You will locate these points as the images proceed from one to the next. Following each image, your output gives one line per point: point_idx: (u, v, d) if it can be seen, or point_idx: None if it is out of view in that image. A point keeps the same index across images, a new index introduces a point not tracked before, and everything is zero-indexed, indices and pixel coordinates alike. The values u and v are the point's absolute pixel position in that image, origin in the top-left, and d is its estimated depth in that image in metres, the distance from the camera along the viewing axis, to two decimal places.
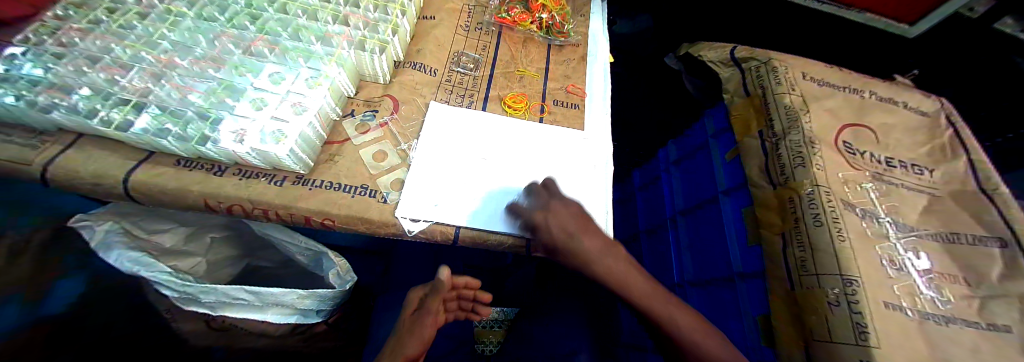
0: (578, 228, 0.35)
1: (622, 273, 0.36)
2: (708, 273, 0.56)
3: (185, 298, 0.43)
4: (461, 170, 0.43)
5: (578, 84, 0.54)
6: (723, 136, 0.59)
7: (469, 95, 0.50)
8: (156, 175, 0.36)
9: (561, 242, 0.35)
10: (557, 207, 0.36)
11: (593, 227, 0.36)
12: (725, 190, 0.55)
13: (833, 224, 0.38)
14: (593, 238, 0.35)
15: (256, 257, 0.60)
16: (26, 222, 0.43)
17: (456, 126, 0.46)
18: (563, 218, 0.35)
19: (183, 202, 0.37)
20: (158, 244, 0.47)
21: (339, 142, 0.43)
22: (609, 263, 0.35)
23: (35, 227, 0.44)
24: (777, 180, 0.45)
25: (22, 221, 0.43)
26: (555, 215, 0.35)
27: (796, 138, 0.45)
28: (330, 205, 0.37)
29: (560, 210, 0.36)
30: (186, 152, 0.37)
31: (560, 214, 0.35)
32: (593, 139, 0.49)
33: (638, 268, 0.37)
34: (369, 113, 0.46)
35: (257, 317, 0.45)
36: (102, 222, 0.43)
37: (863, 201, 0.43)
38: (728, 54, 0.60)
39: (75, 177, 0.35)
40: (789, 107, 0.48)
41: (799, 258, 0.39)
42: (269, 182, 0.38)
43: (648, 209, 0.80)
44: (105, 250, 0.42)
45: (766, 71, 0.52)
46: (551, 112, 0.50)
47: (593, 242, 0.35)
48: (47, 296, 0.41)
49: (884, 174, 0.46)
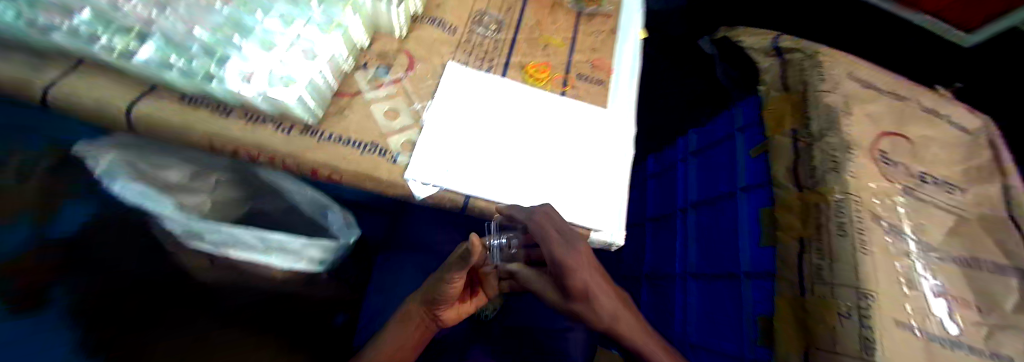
0: (583, 278, 0.35)
1: (614, 311, 0.38)
2: (714, 267, 0.57)
3: (188, 235, 0.43)
4: (476, 139, 0.41)
5: (605, 59, 0.51)
6: (750, 130, 0.56)
7: (489, 59, 0.47)
8: (162, 111, 0.35)
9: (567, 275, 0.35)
10: (566, 254, 0.34)
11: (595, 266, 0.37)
12: (744, 187, 0.54)
13: (857, 235, 0.36)
14: (594, 275, 0.36)
15: (259, 202, 0.59)
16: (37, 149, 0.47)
17: (472, 91, 0.43)
18: (572, 269, 0.35)
19: (189, 141, 0.36)
20: (164, 179, 0.48)
21: (350, 95, 0.41)
22: (603, 300, 0.38)
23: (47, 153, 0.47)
24: (805, 183, 0.43)
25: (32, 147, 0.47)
26: (562, 260, 0.34)
27: (834, 141, 0.41)
28: (338, 160, 0.36)
29: (570, 259, 0.34)
30: (192, 89, 0.35)
31: (569, 245, 0.35)
32: (615, 120, 0.46)
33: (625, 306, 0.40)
34: (383, 68, 0.43)
35: (261, 261, 0.45)
36: (105, 154, 0.44)
37: (890, 214, 0.41)
38: (771, 42, 0.55)
39: (79, 103, 0.34)
40: (829, 108, 0.43)
41: (816, 266, 0.39)
42: (276, 129, 0.37)
43: (659, 198, 0.80)
44: (108, 178, 0.43)
45: (810, 65, 0.48)
46: (574, 87, 0.47)
47: (593, 280, 0.36)
48: (53, 218, 0.41)
49: (916, 190, 0.43)
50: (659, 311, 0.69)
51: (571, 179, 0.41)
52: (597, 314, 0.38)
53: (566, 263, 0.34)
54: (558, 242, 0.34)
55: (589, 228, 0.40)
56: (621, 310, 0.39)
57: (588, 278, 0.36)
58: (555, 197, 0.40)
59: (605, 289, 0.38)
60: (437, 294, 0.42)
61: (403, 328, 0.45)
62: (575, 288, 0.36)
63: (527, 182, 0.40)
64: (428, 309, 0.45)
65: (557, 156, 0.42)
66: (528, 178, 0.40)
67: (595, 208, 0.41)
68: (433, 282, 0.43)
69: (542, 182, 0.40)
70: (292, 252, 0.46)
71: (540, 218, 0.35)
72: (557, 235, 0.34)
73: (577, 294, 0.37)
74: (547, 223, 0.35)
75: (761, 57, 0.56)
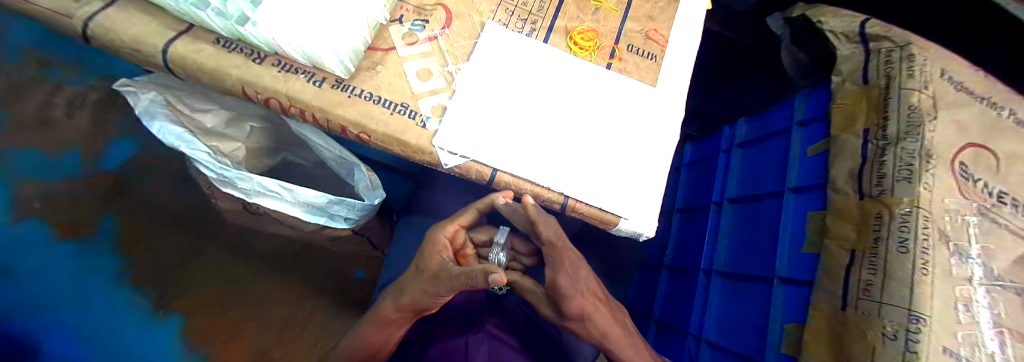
0: (579, 304, 0.38)
1: (608, 328, 0.40)
2: (745, 269, 0.58)
3: (222, 181, 0.44)
4: (509, 110, 0.38)
5: (661, 30, 0.46)
6: (812, 126, 0.53)
7: (533, 21, 0.43)
8: (195, 51, 0.34)
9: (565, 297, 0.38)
10: (565, 281, 0.38)
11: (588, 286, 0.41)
12: (794, 188, 0.52)
13: (920, 254, 0.32)
14: (586, 296, 0.39)
15: (291, 153, 0.66)
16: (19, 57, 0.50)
17: (508, 55, 0.40)
18: (569, 294, 0.38)
19: (222, 86, 0.36)
20: (200, 123, 0.49)
21: (384, 51, 0.39)
22: (598, 322, 0.40)
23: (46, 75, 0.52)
24: (869, 191, 0.39)
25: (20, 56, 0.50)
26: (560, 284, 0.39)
27: (912, 147, 0.36)
28: (367, 118, 0.35)
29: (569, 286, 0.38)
30: (225, 30, 0.34)
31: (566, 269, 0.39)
32: (663, 101, 0.43)
33: (620, 325, 0.42)
34: (420, 23, 0.41)
35: (290, 212, 0.47)
36: (146, 91, 0.44)
37: (958, 234, 0.35)
38: (857, 26, 0.48)
39: (116, 37, 0.34)
40: (915, 107, 0.37)
41: (865, 280, 0.36)
42: (308, 81, 0.35)
43: (694, 189, 0.81)
44: (146, 117, 0.43)
45: (899, 57, 0.41)
46: (622, 59, 0.43)
47: (587, 300, 0.39)
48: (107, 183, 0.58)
49: (990, 210, 0.37)
50: (676, 299, 0.71)
51: (607, 162, 0.39)
52: (589, 331, 0.40)
53: (562, 288, 0.38)
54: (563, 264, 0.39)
55: (618, 216, 0.38)
56: (614, 328, 0.40)
57: (582, 304, 0.39)
58: (588, 178, 0.38)
59: (600, 310, 0.40)
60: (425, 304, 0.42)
61: (382, 330, 0.45)
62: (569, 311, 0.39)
63: (560, 159, 0.38)
64: (406, 314, 0.45)
65: (595, 136, 0.39)
66: (561, 156, 0.38)
67: (629, 194, 0.39)
68: (416, 292, 0.42)
69: (576, 162, 0.38)
70: (318, 206, 0.47)
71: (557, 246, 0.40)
72: (567, 260, 0.40)
73: (569, 315, 0.40)
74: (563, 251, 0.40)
75: (842, 42, 0.50)
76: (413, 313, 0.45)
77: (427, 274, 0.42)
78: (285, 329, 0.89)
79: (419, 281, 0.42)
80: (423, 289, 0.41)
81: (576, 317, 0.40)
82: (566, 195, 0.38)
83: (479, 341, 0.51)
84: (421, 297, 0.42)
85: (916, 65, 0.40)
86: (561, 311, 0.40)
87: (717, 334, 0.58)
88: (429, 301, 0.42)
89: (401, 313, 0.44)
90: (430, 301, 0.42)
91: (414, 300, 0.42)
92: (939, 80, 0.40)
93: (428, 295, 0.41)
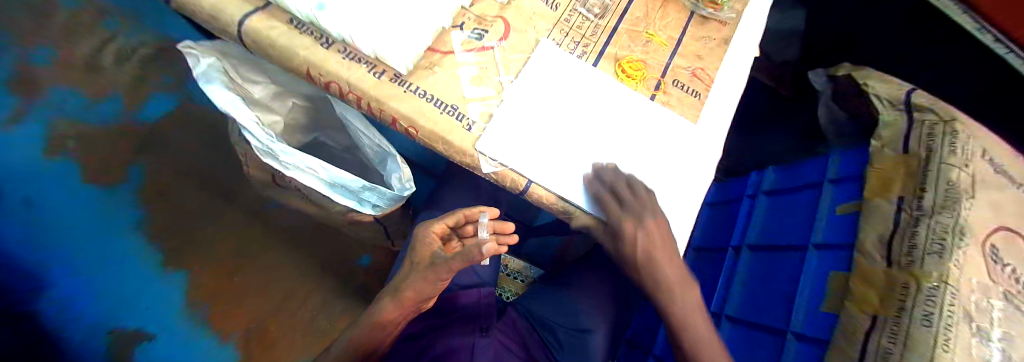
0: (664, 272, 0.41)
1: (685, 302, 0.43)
2: (756, 315, 0.58)
3: (264, 152, 0.46)
4: (552, 125, 0.39)
5: (707, 69, 0.47)
6: (843, 185, 0.53)
7: (585, 44, 0.44)
8: (269, 28, 0.36)
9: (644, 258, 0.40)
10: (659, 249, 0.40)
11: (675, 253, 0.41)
12: (817, 243, 0.53)
13: (944, 330, 0.32)
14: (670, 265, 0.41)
15: (323, 134, 0.70)
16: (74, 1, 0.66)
17: (557, 73, 0.41)
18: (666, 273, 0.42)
19: (287, 63, 0.37)
20: (250, 94, 0.52)
21: (442, 53, 0.40)
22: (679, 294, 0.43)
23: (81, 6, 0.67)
24: (898, 260, 0.39)
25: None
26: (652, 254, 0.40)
27: (946, 222, 0.36)
28: (418, 114, 0.36)
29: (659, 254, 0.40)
30: (301, 13, 0.36)
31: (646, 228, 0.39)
32: (701, 139, 0.43)
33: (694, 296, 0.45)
34: (478, 31, 0.42)
35: (323, 190, 0.49)
36: (207, 57, 0.46)
37: (981, 316, 0.35)
38: (903, 94, 0.48)
39: (197, 4, 0.36)
40: (953, 183, 0.37)
41: (884, 349, 0.36)
42: (368, 72, 0.37)
43: (712, 230, 0.82)
44: (205, 80, 0.45)
45: (942, 131, 0.41)
46: (666, 93, 0.44)
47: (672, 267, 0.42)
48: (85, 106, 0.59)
49: (1016, 298, 0.36)
50: None
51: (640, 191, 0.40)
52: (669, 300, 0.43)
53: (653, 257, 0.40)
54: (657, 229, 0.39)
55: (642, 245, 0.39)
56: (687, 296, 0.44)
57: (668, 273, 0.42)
58: None
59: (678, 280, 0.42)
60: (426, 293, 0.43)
61: (379, 331, 0.44)
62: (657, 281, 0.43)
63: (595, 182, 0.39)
64: (404, 308, 0.44)
65: (631, 163, 0.40)
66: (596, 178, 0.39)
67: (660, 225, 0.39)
68: (418, 280, 0.42)
69: None
70: (350, 189, 0.49)
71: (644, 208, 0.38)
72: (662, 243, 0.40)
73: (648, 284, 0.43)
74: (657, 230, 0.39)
75: (886, 108, 0.50)
76: (412, 306, 0.44)
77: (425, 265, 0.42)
78: (285, 299, 0.83)
79: (420, 270, 0.42)
80: (424, 277, 0.41)
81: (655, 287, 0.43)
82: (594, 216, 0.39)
83: (485, 347, 0.51)
84: (423, 287, 0.42)
85: (960, 141, 0.39)
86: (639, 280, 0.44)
87: None
88: (429, 289, 0.43)
89: (402, 307, 0.43)
90: (430, 290, 0.42)
91: (415, 290, 0.42)
92: (981, 160, 0.39)
93: (429, 282, 0.42)
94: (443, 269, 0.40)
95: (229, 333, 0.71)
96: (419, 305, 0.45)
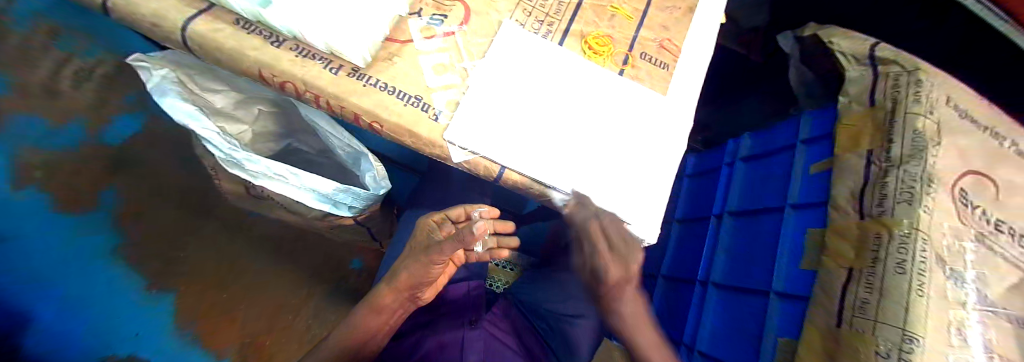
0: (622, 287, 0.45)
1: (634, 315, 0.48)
2: (742, 280, 0.59)
3: (230, 162, 0.45)
4: (522, 109, 0.39)
5: (674, 40, 0.46)
6: (816, 144, 0.54)
7: (549, 23, 0.44)
8: (214, 31, 0.34)
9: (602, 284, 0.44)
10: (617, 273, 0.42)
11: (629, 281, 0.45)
12: (794, 204, 0.54)
13: (918, 275, 0.33)
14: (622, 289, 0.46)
15: (297, 140, 0.69)
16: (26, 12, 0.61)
17: (522, 54, 0.40)
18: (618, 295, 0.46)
19: (239, 67, 0.36)
20: (210, 103, 0.51)
21: (400, 43, 0.39)
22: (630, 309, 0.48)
23: (33, 18, 0.62)
24: (870, 210, 0.40)
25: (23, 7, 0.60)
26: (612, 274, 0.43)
27: (914, 171, 0.37)
28: (380, 108, 0.35)
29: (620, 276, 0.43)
30: (246, 12, 0.34)
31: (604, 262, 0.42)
32: (671, 110, 0.43)
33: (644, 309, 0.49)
34: (437, 18, 0.41)
35: (296, 196, 0.48)
36: (159, 68, 0.45)
37: (954, 258, 0.35)
38: (865, 48, 0.49)
39: (136, 11, 0.34)
40: (919, 132, 0.38)
41: (860, 298, 0.37)
42: (324, 68, 0.35)
43: (694, 201, 0.82)
44: (158, 93, 0.43)
45: (907, 81, 0.41)
46: (634, 66, 0.44)
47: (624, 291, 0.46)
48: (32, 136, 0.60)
49: (987, 238, 0.37)
50: (673, 307, 0.73)
51: (614, 168, 0.39)
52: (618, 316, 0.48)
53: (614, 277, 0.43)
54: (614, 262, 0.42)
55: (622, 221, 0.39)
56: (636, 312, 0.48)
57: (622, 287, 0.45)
58: (594, 183, 0.39)
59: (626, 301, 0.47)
60: (419, 279, 0.42)
61: (376, 315, 0.45)
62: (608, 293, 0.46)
63: (569, 162, 0.38)
64: (399, 294, 0.45)
65: (604, 140, 0.40)
66: (570, 158, 0.38)
67: (635, 199, 0.39)
68: (411, 267, 0.42)
69: (583, 166, 0.38)
70: (323, 193, 0.47)
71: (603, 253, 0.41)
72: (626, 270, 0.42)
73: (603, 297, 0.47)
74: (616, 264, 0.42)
75: (851, 64, 0.50)
76: (406, 292, 0.44)
77: (422, 249, 0.42)
78: (277, 312, 0.95)
79: (415, 255, 0.42)
80: (418, 261, 0.41)
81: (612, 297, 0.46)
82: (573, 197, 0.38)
83: (474, 338, 0.50)
84: (414, 274, 0.42)
85: (924, 89, 0.40)
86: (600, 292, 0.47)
87: (711, 345, 0.60)
88: (425, 274, 0.42)
89: (395, 293, 0.44)
90: (423, 274, 0.42)
91: (409, 274, 0.42)
92: (945, 106, 0.40)
93: (421, 267, 0.41)
94: (436, 255, 0.39)
95: (223, 351, 0.83)
96: (414, 293, 0.45)
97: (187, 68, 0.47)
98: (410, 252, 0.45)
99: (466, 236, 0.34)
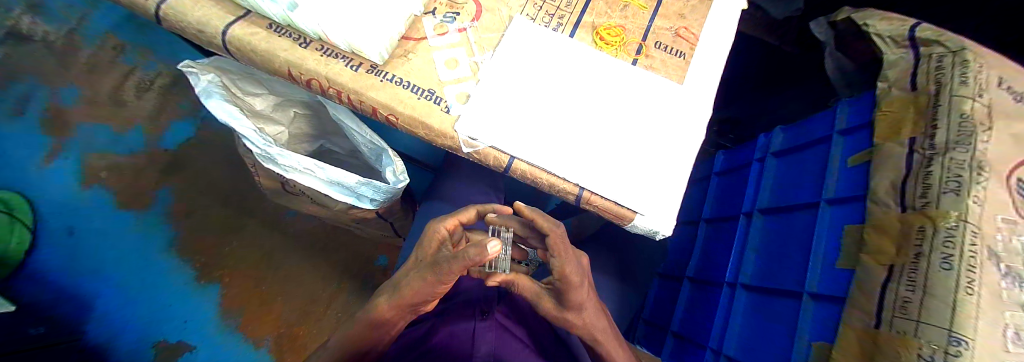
0: (581, 293, 0.37)
1: (610, 348, 0.45)
2: (773, 282, 0.56)
3: (264, 156, 0.48)
4: (533, 98, 0.39)
5: (692, 28, 0.45)
6: (855, 136, 0.50)
7: (560, 16, 0.44)
8: (251, 34, 0.38)
9: (572, 313, 0.39)
10: (572, 271, 0.36)
11: (592, 303, 0.42)
12: (829, 199, 0.51)
13: (966, 272, 0.30)
14: (593, 318, 0.42)
15: (328, 141, 0.73)
16: (94, 34, 0.93)
17: (533, 46, 0.41)
18: (591, 326, 0.42)
19: (271, 66, 0.39)
20: (251, 106, 0.55)
21: (415, 40, 0.41)
22: (606, 343, 0.44)
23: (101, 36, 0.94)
24: (912, 203, 0.36)
25: (93, 32, 0.93)
26: (569, 278, 0.36)
27: (961, 158, 0.34)
28: (396, 102, 0.37)
29: (576, 278, 0.36)
30: (277, 17, 0.37)
31: (579, 288, 0.37)
32: (689, 100, 0.42)
33: (615, 337, 0.47)
34: (450, 15, 0.42)
35: (321, 188, 0.51)
36: (206, 73, 0.49)
37: (1011, 257, 0.32)
38: (907, 29, 0.45)
39: (184, 19, 0.37)
40: (966, 117, 0.35)
41: (902, 298, 0.34)
42: (345, 66, 0.38)
43: (722, 201, 0.79)
44: (206, 96, 0.48)
45: (952, 62, 0.38)
46: (649, 56, 0.43)
47: (597, 322, 0.43)
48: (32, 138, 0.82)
49: None
50: (696, 309, 0.70)
51: (625, 157, 0.39)
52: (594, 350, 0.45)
53: (570, 281, 0.36)
54: (566, 257, 0.35)
55: (634, 211, 0.39)
56: (610, 341, 0.45)
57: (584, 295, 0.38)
58: (603, 172, 0.38)
59: (604, 334, 0.44)
60: (409, 292, 0.38)
61: (376, 328, 0.43)
62: (563, 301, 0.38)
63: (579, 150, 0.38)
64: (401, 310, 0.41)
65: (615, 129, 0.39)
66: (580, 145, 0.38)
67: (648, 189, 0.39)
68: (418, 280, 0.37)
69: (592, 154, 0.38)
70: (347, 186, 0.50)
71: (557, 248, 0.35)
72: (574, 273, 0.36)
73: (556, 305, 0.40)
74: (568, 261, 0.35)
75: (888, 47, 0.47)
76: (407, 309, 0.40)
77: (424, 262, 0.37)
78: (311, 305, 0.98)
79: (421, 267, 0.37)
80: (425, 277, 0.35)
81: (574, 309, 0.39)
82: (582, 187, 0.38)
83: (486, 328, 0.50)
84: (415, 288, 0.37)
85: (971, 71, 0.37)
86: (557, 301, 0.40)
87: (740, 349, 0.57)
88: (428, 292, 0.37)
89: (392, 310, 0.40)
90: (422, 294, 0.37)
91: (400, 290, 0.39)
92: (1001, 87, 0.36)
93: (420, 286, 0.37)
94: (440, 272, 0.33)
95: (261, 342, 0.93)
96: (416, 307, 0.41)
97: (228, 74, 0.52)
98: (414, 263, 0.40)
99: (476, 254, 0.28)
